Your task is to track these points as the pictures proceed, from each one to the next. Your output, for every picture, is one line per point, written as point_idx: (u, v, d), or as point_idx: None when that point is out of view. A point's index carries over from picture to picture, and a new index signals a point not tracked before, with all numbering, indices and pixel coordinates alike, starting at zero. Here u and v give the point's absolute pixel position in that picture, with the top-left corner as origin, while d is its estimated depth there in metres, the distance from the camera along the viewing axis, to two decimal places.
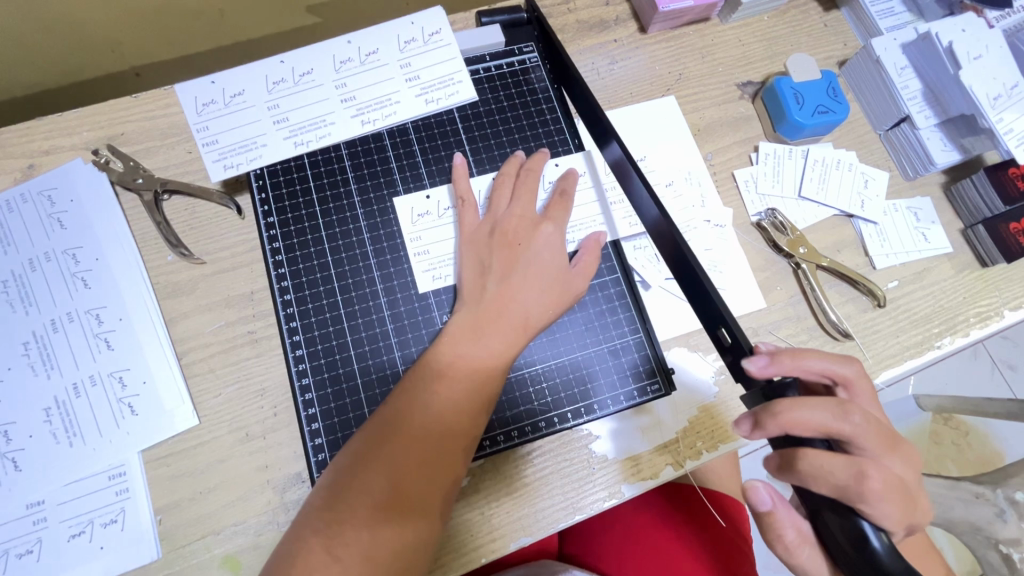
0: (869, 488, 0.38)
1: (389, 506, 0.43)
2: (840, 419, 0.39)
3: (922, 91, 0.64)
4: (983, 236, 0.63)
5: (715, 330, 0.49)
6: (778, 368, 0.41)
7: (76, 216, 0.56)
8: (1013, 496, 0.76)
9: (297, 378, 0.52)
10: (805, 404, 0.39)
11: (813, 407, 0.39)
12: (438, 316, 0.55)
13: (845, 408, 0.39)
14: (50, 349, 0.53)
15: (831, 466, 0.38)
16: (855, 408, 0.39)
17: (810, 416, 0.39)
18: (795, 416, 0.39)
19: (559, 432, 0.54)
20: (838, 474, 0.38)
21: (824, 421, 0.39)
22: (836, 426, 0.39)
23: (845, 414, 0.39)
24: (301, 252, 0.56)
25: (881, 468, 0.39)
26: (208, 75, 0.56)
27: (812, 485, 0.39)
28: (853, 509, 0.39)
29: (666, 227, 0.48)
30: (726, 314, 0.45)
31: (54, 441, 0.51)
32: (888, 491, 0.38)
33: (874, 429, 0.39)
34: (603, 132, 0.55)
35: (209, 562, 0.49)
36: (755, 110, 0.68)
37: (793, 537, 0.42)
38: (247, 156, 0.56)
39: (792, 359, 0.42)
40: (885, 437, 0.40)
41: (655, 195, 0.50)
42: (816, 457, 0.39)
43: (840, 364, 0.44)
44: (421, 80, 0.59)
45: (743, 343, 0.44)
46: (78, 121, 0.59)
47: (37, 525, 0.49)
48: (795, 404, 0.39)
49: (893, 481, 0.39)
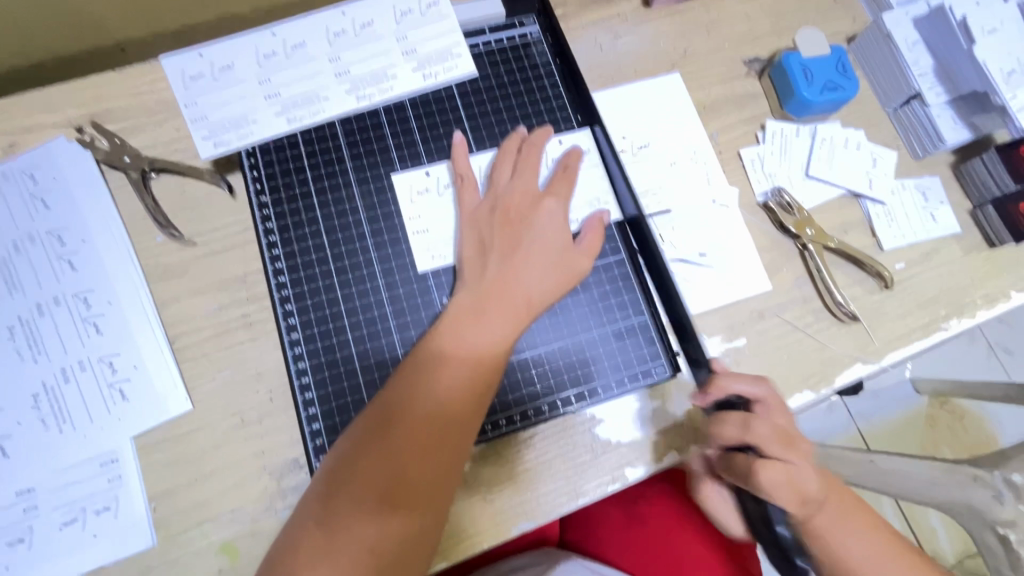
0: (766, 484, 0.44)
1: (393, 492, 0.42)
2: (747, 426, 0.46)
3: (933, 67, 0.63)
4: (992, 217, 0.63)
5: (682, 342, 0.55)
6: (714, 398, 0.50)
7: (60, 195, 0.54)
8: (1011, 477, 0.74)
9: (293, 361, 0.51)
10: (721, 418, 0.48)
11: (727, 419, 0.48)
12: (438, 298, 0.53)
13: (749, 421, 0.46)
14: (36, 333, 0.51)
15: (741, 467, 0.46)
16: (759, 420, 0.46)
17: (722, 427, 0.48)
18: (714, 428, 0.49)
19: (561, 416, 0.53)
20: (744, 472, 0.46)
21: (734, 430, 0.47)
22: (744, 432, 0.47)
23: (750, 421, 0.46)
24: (295, 232, 0.54)
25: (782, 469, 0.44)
26: (195, 48, 0.54)
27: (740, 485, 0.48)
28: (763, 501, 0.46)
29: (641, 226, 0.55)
30: (692, 333, 0.52)
31: (43, 428, 0.49)
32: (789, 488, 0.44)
33: (774, 433, 0.46)
34: (590, 117, 0.59)
35: (206, 549, 0.48)
36: (762, 87, 0.66)
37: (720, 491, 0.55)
38: (238, 132, 0.54)
39: (716, 387, 0.49)
40: (790, 442, 0.46)
41: (636, 199, 0.55)
42: (735, 460, 0.47)
43: (753, 385, 0.49)
44: (418, 53, 0.57)
45: (703, 359, 0.52)
46: (60, 97, 0.57)
47: (28, 513, 0.48)
48: (717, 422, 0.48)
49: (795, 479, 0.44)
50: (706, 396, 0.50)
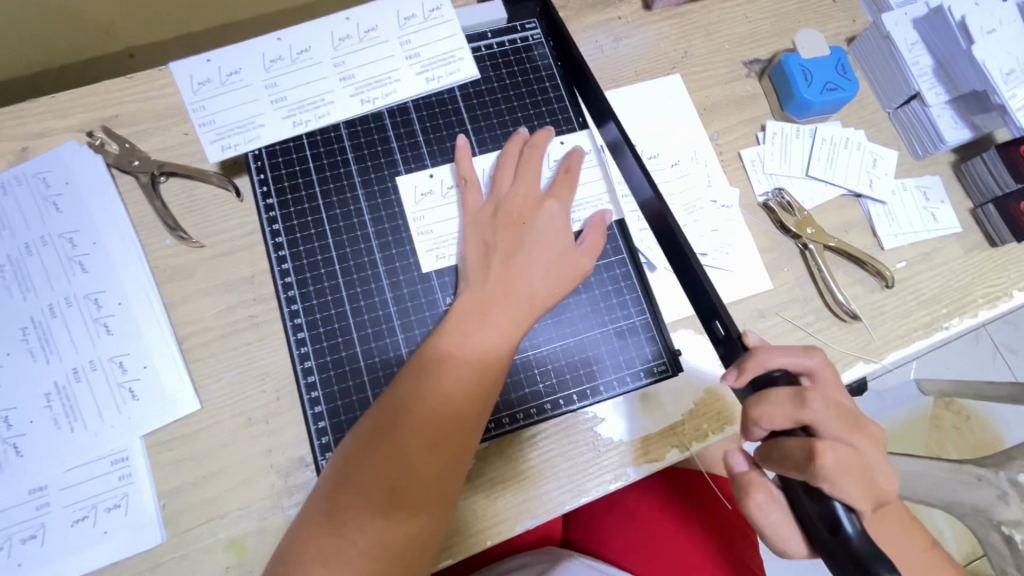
0: (828, 469, 0.39)
1: (399, 492, 0.42)
2: (799, 403, 0.41)
3: (933, 68, 0.63)
4: (993, 215, 0.63)
5: (710, 323, 0.51)
6: (750, 376, 0.44)
7: (71, 199, 0.55)
8: (1017, 477, 0.73)
9: (299, 361, 0.52)
10: (766, 397, 0.42)
11: (773, 399, 0.42)
12: (442, 298, 0.54)
13: (804, 394, 0.41)
14: (48, 334, 0.52)
15: (797, 450, 0.41)
16: (815, 394, 0.41)
17: (771, 406, 0.42)
18: (759, 409, 0.42)
19: (564, 414, 0.54)
20: (800, 459, 0.40)
21: (786, 409, 0.41)
22: (799, 411, 0.41)
23: (802, 396, 0.41)
24: (301, 233, 0.55)
25: (842, 449, 0.40)
26: (203, 54, 0.55)
27: (786, 471, 0.42)
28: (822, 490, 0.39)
29: (661, 213, 0.50)
30: (720, 308, 0.47)
31: (55, 426, 0.50)
32: (852, 471, 0.39)
33: (834, 413, 0.41)
34: (602, 114, 0.56)
35: (215, 546, 0.49)
36: (762, 88, 0.67)
37: (763, 500, 0.43)
38: (245, 136, 0.55)
39: (753, 362, 0.44)
40: (850, 422, 0.42)
41: (648, 172, 0.51)
42: (785, 443, 0.41)
43: (797, 357, 0.44)
44: (421, 57, 0.58)
45: (734, 335, 0.46)
46: (72, 103, 0.58)
47: (40, 510, 0.49)
48: (760, 400, 0.42)
49: (855, 461, 0.40)
50: (742, 374, 0.44)
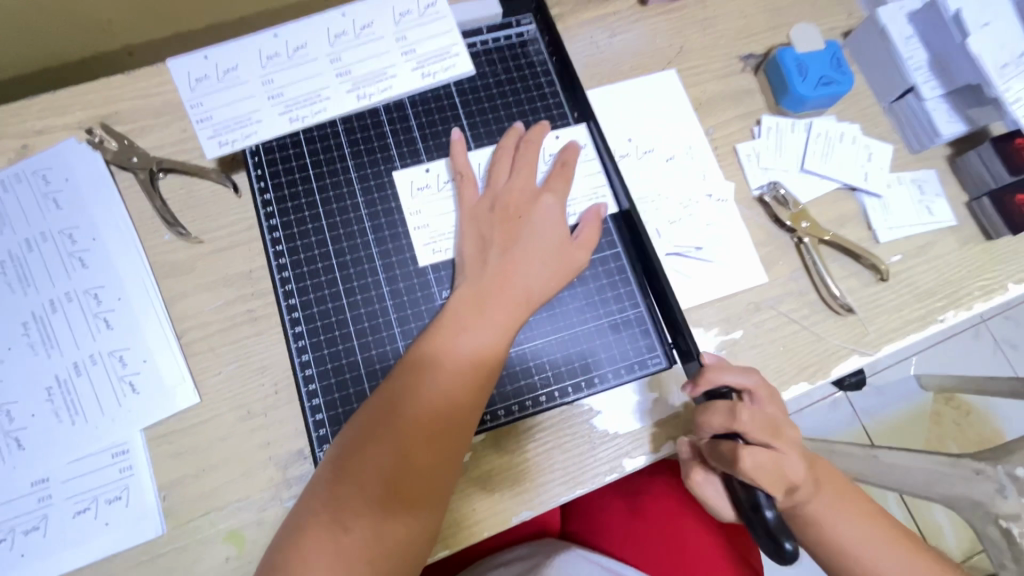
0: (748, 467, 0.45)
1: (399, 482, 0.43)
2: (731, 414, 0.47)
3: (928, 61, 0.63)
4: (989, 209, 0.63)
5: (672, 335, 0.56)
6: (703, 390, 0.49)
7: (71, 195, 0.56)
8: (1014, 471, 0.72)
9: (296, 354, 0.52)
10: (708, 408, 0.48)
11: (713, 409, 0.48)
12: (438, 292, 0.54)
13: (735, 407, 0.47)
14: (49, 329, 0.53)
15: (727, 451, 0.46)
16: (744, 407, 0.47)
17: (712, 414, 0.48)
18: (704, 416, 0.49)
19: (560, 407, 0.54)
20: (727, 457, 0.46)
21: (721, 418, 0.47)
22: (730, 419, 0.47)
23: (736, 409, 0.47)
24: (298, 229, 0.55)
25: (763, 453, 0.45)
26: (200, 51, 0.56)
27: (720, 468, 0.47)
28: (745, 484, 0.45)
29: (631, 223, 0.56)
30: (682, 323, 0.53)
31: (56, 420, 0.51)
32: (771, 471, 0.45)
33: (760, 423, 0.47)
34: (582, 110, 0.60)
35: (214, 537, 0.50)
36: (757, 82, 0.67)
37: (701, 479, 0.51)
38: (242, 132, 0.55)
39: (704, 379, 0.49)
40: (772, 429, 0.47)
41: (624, 187, 0.56)
42: (720, 445, 0.47)
43: (742, 377, 0.49)
44: (417, 53, 0.58)
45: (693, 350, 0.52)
46: (71, 100, 0.58)
47: (42, 502, 0.49)
48: (705, 410, 0.49)
49: (775, 465, 0.45)
50: (694, 388, 0.50)
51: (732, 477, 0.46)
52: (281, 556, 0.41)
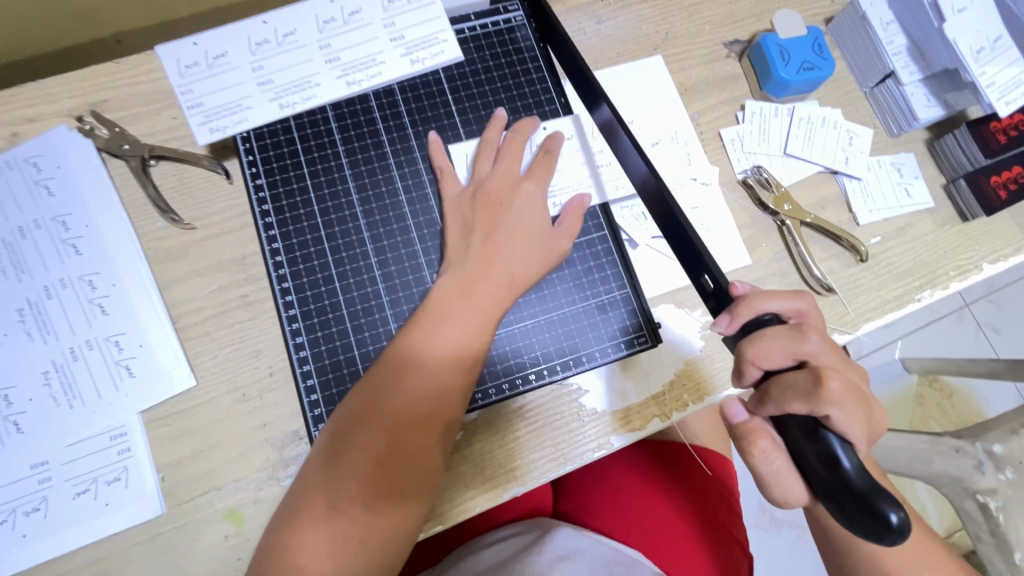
0: (834, 395, 0.35)
1: (387, 469, 0.45)
2: (794, 338, 0.38)
3: (907, 46, 0.65)
4: (964, 191, 0.65)
5: (699, 277, 0.49)
6: (743, 321, 0.41)
7: (63, 182, 0.56)
8: (992, 448, 0.76)
9: (290, 337, 0.53)
10: (762, 334, 0.39)
11: (771, 335, 0.39)
12: (428, 275, 0.55)
13: (802, 327, 0.38)
14: (45, 315, 0.53)
15: (799, 380, 0.37)
16: (810, 327, 0.38)
17: (767, 343, 0.38)
18: (755, 348, 0.39)
19: (549, 385, 0.56)
20: (805, 386, 0.36)
21: (784, 343, 0.38)
22: (796, 343, 0.38)
23: (796, 331, 0.38)
24: (290, 214, 0.56)
25: (845, 377, 0.37)
26: (189, 37, 0.56)
27: (788, 409, 0.37)
28: (819, 421, 0.36)
29: (656, 187, 0.49)
30: (708, 260, 0.46)
31: (54, 404, 0.52)
32: (855, 398, 0.36)
33: (829, 346, 0.39)
34: (593, 93, 0.55)
35: (212, 516, 0.51)
36: (742, 68, 0.68)
37: (768, 447, 0.38)
38: (232, 118, 0.56)
39: (745, 306, 0.41)
40: (841, 354, 0.40)
41: (644, 153, 0.50)
42: (786, 378, 0.37)
43: (786, 300, 0.42)
44: (406, 40, 0.59)
45: (723, 285, 0.45)
46: (61, 88, 0.58)
47: (43, 483, 0.50)
48: (756, 337, 0.39)
49: (857, 390, 0.37)
50: (733, 320, 0.42)
51: (801, 415, 0.36)
52: (280, 539, 0.44)
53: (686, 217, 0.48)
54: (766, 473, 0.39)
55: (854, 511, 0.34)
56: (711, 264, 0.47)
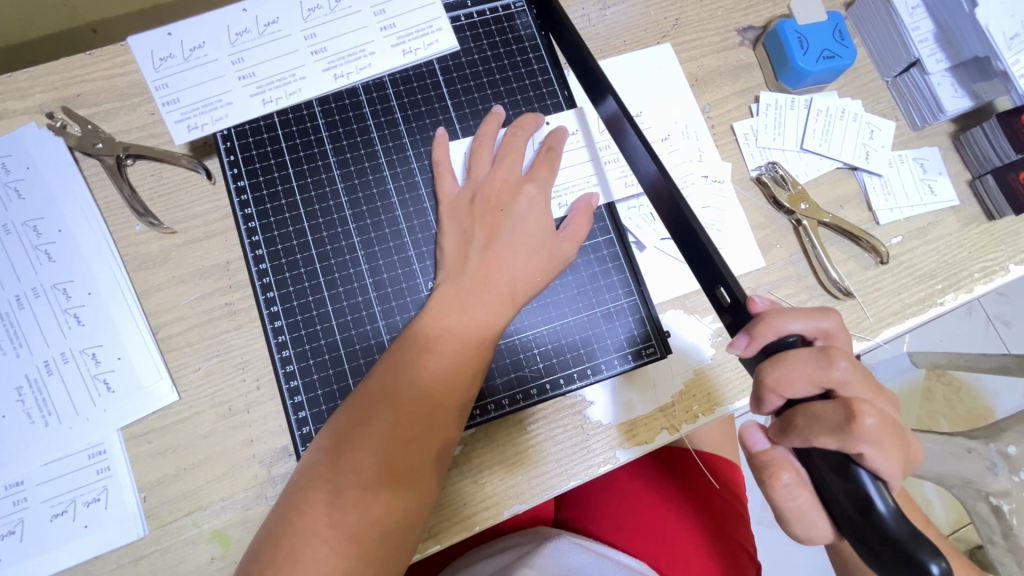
0: (867, 430, 0.33)
1: (380, 487, 0.41)
2: (823, 362, 0.35)
3: (934, 32, 0.60)
4: (992, 187, 0.61)
5: (714, 289, 0.46)
6: (763, 342, 0.39)
7: (33, 184, 0.53)
8: (1007, 449, 0.67)
9: (276, 350, 0.50)
10: (785, 359, 0.37)
11: (794, 360, 0.36)
12: (423, 284, 0.52)
13: (829, 352, 0.35)
14: (16, 327, 0.50)
15: (828, 413, 0.34)
16: (839, 352, 0.36)
17: (791, 369, 0.36)
18: (778, 374, 0.37)
19: (553, 398, 0.53)
20: (835, 420, 0.34)
21: (810, 371, 0.36)
22: (824, 371, 0.35)
23: (825, 356, 0.36)
24: (275, 218, 0.53)
25: (879, 410, 0.34)
26: (164, 27, 0.53)
27: (815, 441, 0.35)
28: (849, 456, 0.33)
29: (666, 187, 0.46)
30: (725, 272, 0.42)
31: (28, 421, 0.49)
32: (891, 433, 0.34)
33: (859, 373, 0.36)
34: (596, 84, 0.51)
35: (198, 537, 0.48)
36: (756, 57, 0.64)
37: (791, 481, 0.36)
38: (212, 115, 0.52)
39: (765, 327, 0.38)
40: (872, 382, 0.37)
41: (652, 149, 0.47)
42: (813, 409, 0.35)
43: (809, 321, 0.39)
44: (397, 28, 0.55)
45: (741, 299, 0.42)
46: (30, 82, 0.55)
47: (18, 505, 0.48)
48: (777, 362, 0.37)
49: (891, 422, 0.34)
50: (752, 341, 0.39)
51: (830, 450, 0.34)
52: (257, 566, 0.39)
53: (699, 222, 0.44)
54: (788, 508, 0.37)
55: (889, 558, 0.32)
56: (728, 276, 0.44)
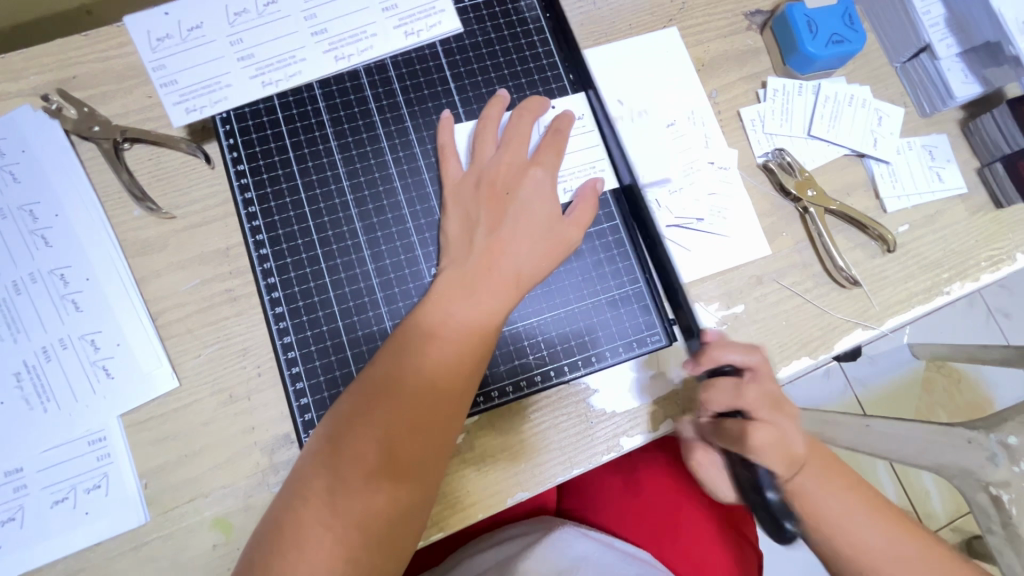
0: (759, 444, 0.42)
1: (383, 474, 0.41)
2: (739, 391, 0.44)
3: (945, 17, 0.60)
4: (1000, 175, 0.60)
5: (671, 305, 0.53)
6: (705, 368, 0.46)
7: (29, 168, 0.52)
8: (1007, 439, 0.64)
9: (278, 337, 0.50)
10: (712, 384, 0.45)
11: (718, 386, 0.45)
12: (426, 269, 0.52)
13: (743, 383, 0.44)
14: (14, 312, 0.50)
15: (733, 428, 0.44)
16: (752, 383, 0.44)
17: (716, 393, 0.45)
18: (705, 395, 0.46)
19: (556, 386, 0.52)
20: (736, 434, 0.43)
21: (726, 395, 0.44)
22: (737, 397, 0.44)
23: (743, 386, 0.44)
24: (275, 202, 0.52)
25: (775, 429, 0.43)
26: (160, 6, 0.52)
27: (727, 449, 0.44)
28: (749, 462, 0.42)
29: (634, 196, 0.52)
30: (681, 293, 0.50)
31: (27, 407, 0.49)
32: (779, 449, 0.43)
33: (766, 399, 0.44)
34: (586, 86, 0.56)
35: (199, 524, 0.48)
36: (764, 41, 0.63)
37: None
38: (211, 97, 0.51)
39: (707, 357, 0.46)
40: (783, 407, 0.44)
41: (629, 164, 0.53)
42: (726, 424, 0.44)
43: (748, 353, 0.45)
44: (399, 9, 0.54)
45: (694, 326, 0.49)
46: (24, 64, 0.54)
47: (18, 492, 0.48)
48: (707, 387, 0.46)
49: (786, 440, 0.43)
50: (698, 365, 0.46)
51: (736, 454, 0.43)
52: (261, 552, 0.39)
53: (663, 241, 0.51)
54: None
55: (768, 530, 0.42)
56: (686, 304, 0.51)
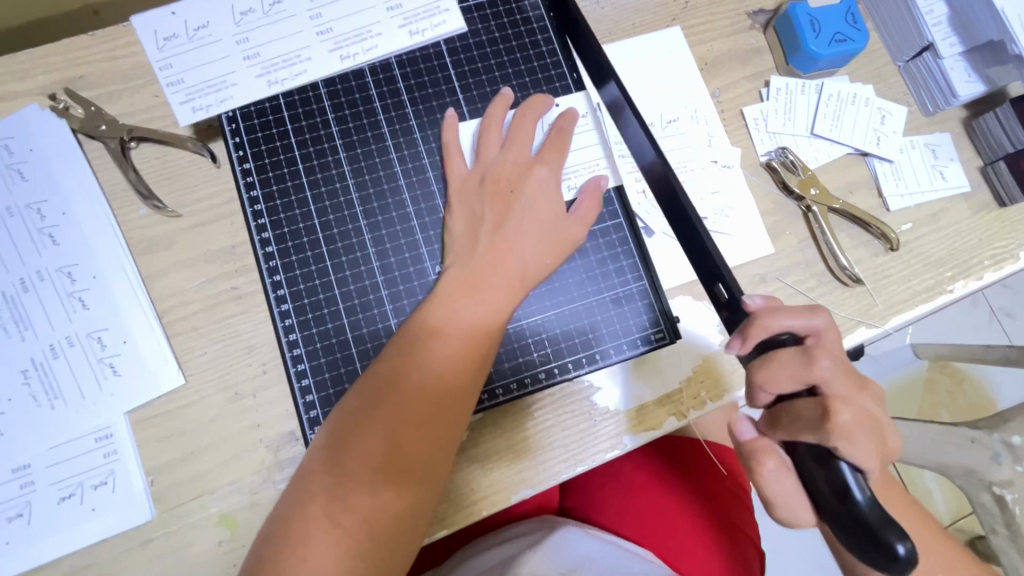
0: (845, 427, 0.35)
1: (390, 470, 0.41)
2: (809, 362, 0.37)
3: (949, 16, 0.60)
4: (1004, 173, 0.60)
5: (710, 286, 0.47)
6: (756, 342, 0.40)
7: (36, 167, 0.52)
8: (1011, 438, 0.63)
9: (284, 334, 0.50)
10: (774, 358, 0.38)
11: (782, 359, 0.38)
12: (430, 267, 0.52)
13: (812, 352, 0.37)
14: (22, 310, 0.50)
15: (808, 410, 0.37)
16: (823, 351, 0.37)
17: (778, 367, 0.38)
18: (765, 371, 0.38)
19: (560, 384, 0.52)
20: (813, 417, 0.36)
21: (793, 369, 0.37)
22: (807, 368, 0.37)
23: (812, 356, 0.37)
24: (280, 201, 0.52)
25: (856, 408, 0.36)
26: (168, 6, 0.53)
27: (798, 436, 0.37)
28: (831, 452, 0.35)
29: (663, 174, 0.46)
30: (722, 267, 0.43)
31: (35, 404, 0.49)
32: (868, 432, 0.36)
33: (841, 371, 0.37)
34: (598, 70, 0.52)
35: (204, 521, 0.48)
36: (767, 41, 0.63)
37: (775, 467, 0.37)
38: (217, 96, 0.52)
39: (756, 326, 0.40)
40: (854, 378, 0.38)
41: (648, 129, 0.47)
42: (798, 406, 0.37)
43: (806, 318, 0.40)
44: (404, 9, 0.55)
45: (739, 300, 0.43)
46: (32, 63, 0.54)
47: (26, 488, 0.48)
48: (765, 361, 0.39)
49: (868, 420, 0.36)
50: (745, 341, 0.40)
51: (807, 443, 0.36)
52: (269, 548, 0.39)
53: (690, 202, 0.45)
54: (775, 496, 0.37)
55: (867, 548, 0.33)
56: (728, 273, 0.44)
